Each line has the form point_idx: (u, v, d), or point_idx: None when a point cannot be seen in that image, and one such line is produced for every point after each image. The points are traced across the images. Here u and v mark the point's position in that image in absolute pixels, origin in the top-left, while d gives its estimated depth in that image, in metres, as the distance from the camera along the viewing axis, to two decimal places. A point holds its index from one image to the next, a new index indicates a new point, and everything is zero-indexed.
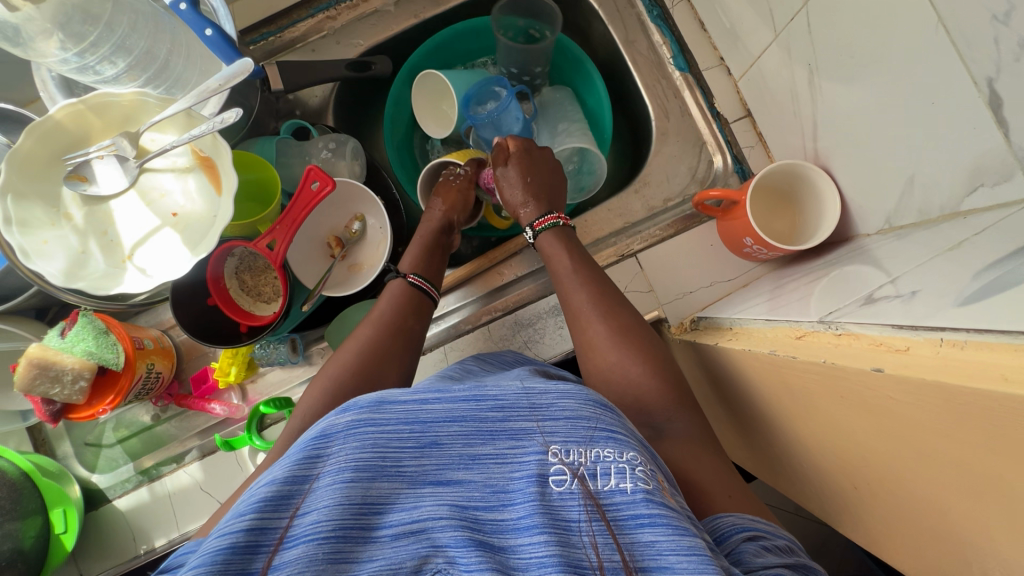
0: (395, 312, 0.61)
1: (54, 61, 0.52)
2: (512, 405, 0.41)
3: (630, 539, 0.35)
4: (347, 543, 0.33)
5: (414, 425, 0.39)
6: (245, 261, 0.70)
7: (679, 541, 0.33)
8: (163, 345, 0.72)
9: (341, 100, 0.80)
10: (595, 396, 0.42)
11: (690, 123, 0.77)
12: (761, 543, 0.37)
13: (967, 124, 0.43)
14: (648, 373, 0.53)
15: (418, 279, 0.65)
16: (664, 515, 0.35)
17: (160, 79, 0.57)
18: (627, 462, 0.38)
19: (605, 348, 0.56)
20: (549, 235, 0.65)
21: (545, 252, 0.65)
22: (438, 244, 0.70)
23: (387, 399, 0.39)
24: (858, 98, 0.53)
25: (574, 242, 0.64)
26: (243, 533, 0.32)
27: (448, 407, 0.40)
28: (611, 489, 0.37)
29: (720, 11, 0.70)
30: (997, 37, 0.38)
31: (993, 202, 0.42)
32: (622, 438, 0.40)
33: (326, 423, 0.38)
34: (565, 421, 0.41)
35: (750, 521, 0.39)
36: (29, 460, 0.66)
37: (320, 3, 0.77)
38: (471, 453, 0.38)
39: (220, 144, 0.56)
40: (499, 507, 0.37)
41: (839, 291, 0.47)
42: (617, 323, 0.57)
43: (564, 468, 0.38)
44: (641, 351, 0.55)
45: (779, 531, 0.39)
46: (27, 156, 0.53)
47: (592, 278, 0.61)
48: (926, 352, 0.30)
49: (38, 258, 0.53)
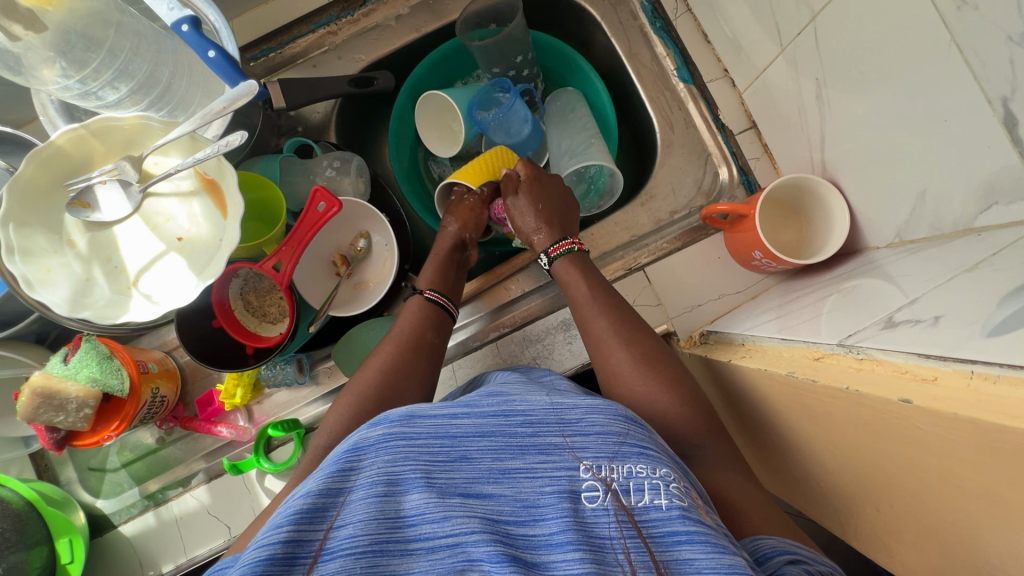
0: (415, 328, 0.61)
1: (55, 87, 0.51)
2: (541, 421, 0.42)
3: (667, 556, 0.35)
4: (384, 556, 0.34)
5: (445, 440, 0.40)
6: (249, 282, 0.68)
7: (719, 560, 0.34)
8: (167, 368, 0.71)
9: (343, 116, 0.79)
10: (624, 412, 0.44)
11: (694, 134, 0.77)
12: (804, 567, 0.38)
13: (980, 142, 0.43)
14: (675, 401, 0.53)
15: (435, 295, 0.65)
16: (701, 532, 0.35)
17: (162, 102, 0.56)
18: (661, 478, 0.39)
19: (630, 375, 0.56)
20: (564, 262, 0.64)
21: (561, 278, 0.64)
22: (452, 261, 0.69)
23: (418, 413, 0.41)
24: (868, 113, 0.53)
25: (589, 267, 0.64)
26: (281, 544, 0.33)
27: (478, 423, 0.41)
28: (646, 505, 0.37)
29: (724, 24, 0.70)
30: (1013, 58, 0.38)
31: (1008, 220, 0.42)
32: (653, 454, 0.41)
33: (358, 436, 0.40)
34: (595, 437, 0.42)
35: (793, 545, 0.40)
36: (33, 489, 0.65)
37: (320, 19, 0.76)
38: (501, 466, 0.39)
39: (224, 166, 0.55)
40: (531, 522, 0.37)
41: (853, 309, 0.47)
42: (639, 349, 0.57)
43: (596, 483, 0.39)
44: (664, 376, 0.55)
45: (822, 559, 0.40)
46: (28, 184, 0.52)
47: (610, 303, 0.61)
48: (956, 383, 0.30)
49: (42, 287, 0.51)
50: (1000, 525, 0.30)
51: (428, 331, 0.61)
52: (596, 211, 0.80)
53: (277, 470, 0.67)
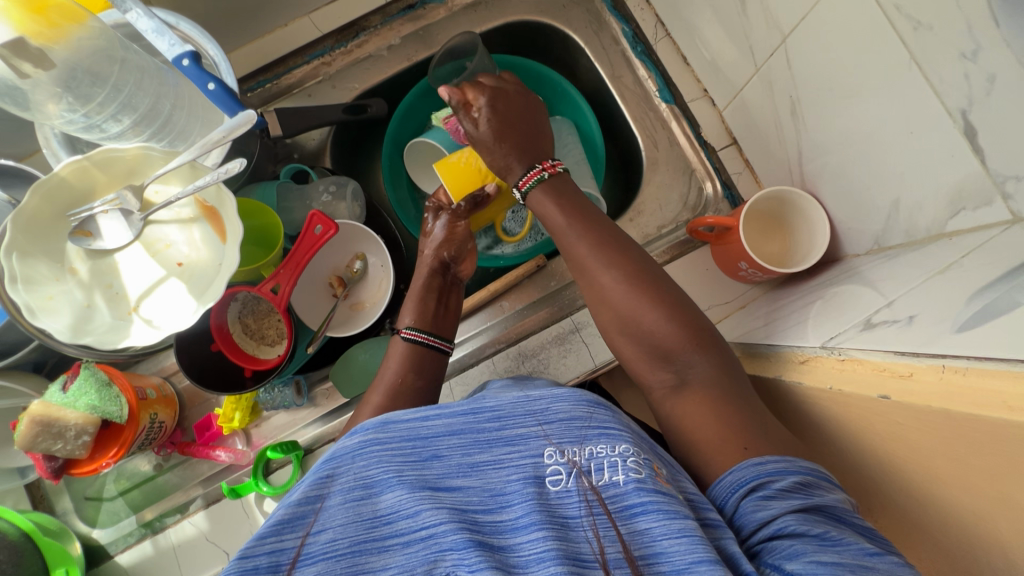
0: (397, 372, 0.61)
1: (59, 121, 0.53)
2: (508, 415, 0.45)
3: (628, 528, 0.39)
4: (363, 555, 0.37)
5: (417, 441, 0.42)
6: (248, 305, 0.69)
7: (670, 526, 0.37)
8: (165, 393, 0.72)
9: (337, 142, 0.81)
10: (588, 397, 0.47)
11: (678, 152, 0.79)
12: (761, 494, 0.41)
13: (945, 152, 0.45)
14: (663, 319, 0.53)
15: (412, 334, 0.64)
16: (654, 502, 0.39)
17: (163, 133, 0.59)
18: (620, 455, 0.42)
19: (618, 296, 0.55)
20: (537, 193, 0.61)
21: (538, 209, 0.61)
22: (432, 287, 0.68)
23: (390, 419, 0.43)
24: (839, 127, 0.56)
25: (562, 189, 0.61)
26: (265, 556, 0.36)
27: (447, 422, 0.44)
28: (606, 482, 0.41)
29: (701, 47, 0.73)
30: (968, 73, 0.41)
31: (977, 224, 0.44)
32: (613, 433, 0.44)
33: (335, 446, 0.42)
34: (560, 422, 0.45)
35: (753, 468, 0.42)
36: (30, 519, 0.65)
37: (314, 50, 0.79)
38: (470, 461, 0.42)
39: (224, 193, 0.57)
40: (498, 509, 0.40)
41: (834, 313, 0.48)
42: (622, 268, 0.56)
43: (559, 467, 0.42)
44: (650, 292, 0.54)
45: (791, 466, 0.42)
46: (31, 215, 0.53)
47: (589, 223, 0.59)
48: (930, 377, 0.32)
49: (44, 314, 0.52)
50: (986, 509, 0.32)
51: (409, 375, 0.61)
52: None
53: (276, 493, 0.67)
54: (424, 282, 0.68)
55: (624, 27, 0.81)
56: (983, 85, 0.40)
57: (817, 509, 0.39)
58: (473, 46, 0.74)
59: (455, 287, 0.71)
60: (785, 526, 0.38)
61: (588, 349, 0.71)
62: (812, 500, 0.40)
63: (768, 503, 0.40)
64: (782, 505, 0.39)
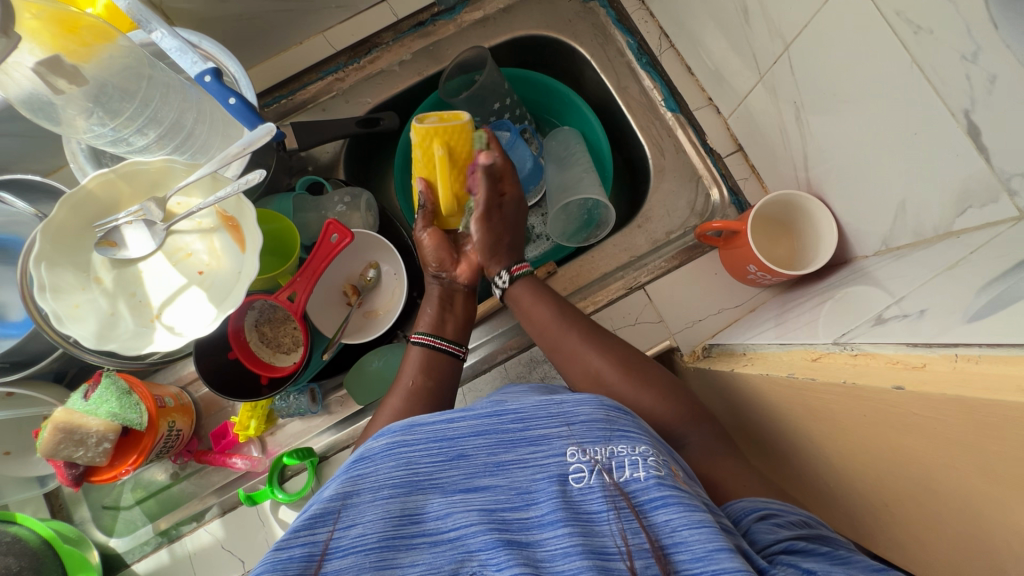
0: (411, 376, 0.62)
1: (87, 135, 0.55)
2: (531, 416, 0.46)
3: (649, 520, 0.39)
4: (391, 551, 0.38)
5: (444, 441, 0.43)
6: (264, 313, 0.71)
7: (690, 516, 0.38)
8: (183, 402, 0.73)
9: (351, 155, 0.83)
10: (606, 401, 0.48)
11: (685, 159, 0.81)
12: (770, 521, 0.42)
13: (949, 151, 0.46)
14: (659, 399, 0.57)
15: (423, 338, 0.65)
16: (674, 495, 0.40)
17: (185, 147, 0.61)
18: (639, 453, 0.43)
19: (609, 383, 0.59)
20: (523, 284, 0.68)
21: (522, 303, 0.67)
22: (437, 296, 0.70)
23: (417, 421, 0.44)
24: (843, 131, 0.57)
25: (542, 287, 0.67)
26: (300, 547, 0.37)
27: (473, 423, 0.45)
28: (628, 478, 0.42)
29: (705, 57, 0.75)
30: (969, 74, 0.42)
31: (983, 221, 0.45)
32: (633, 435, 0.45)
33: (365, 448, 0.44)
34: (582, 424, 0.46)
35: (760, 502, 0.44)
36: (50, 527, 0.65)
37: (328, 67, 0.82)
38: (496, 460, 0.43)
39: (244, 204, 0.58)
40: (525, 506, 0.41)
41: (845, 312, 0.49)
42: (609, 357, 0.60)
43: (582, 464, 0.43)
44: (640, 378, 0.58)
45: (795, 508, 0.44)
46: (60, 227, 0.55)
47: (569, 318, 0.64)
48: (943, 367, 0.33)
49: (71, 321, 0.54)
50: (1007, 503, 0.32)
51: (419, 376, 0.62)
52: (592, 241, 0.81)
53: (292, 500, 0.68)
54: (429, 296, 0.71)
55: (628, 39, 0.83)
56: (984, 85, 0.41)
57: (823, 540, 0.41)
58: (483, 60, 0.76)
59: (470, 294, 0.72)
60: (798, 544, 0.39)
61: None
62: (815, 532, 0.41)
63: (778, 529, 0.41)
64: (791, 531, 0.41)
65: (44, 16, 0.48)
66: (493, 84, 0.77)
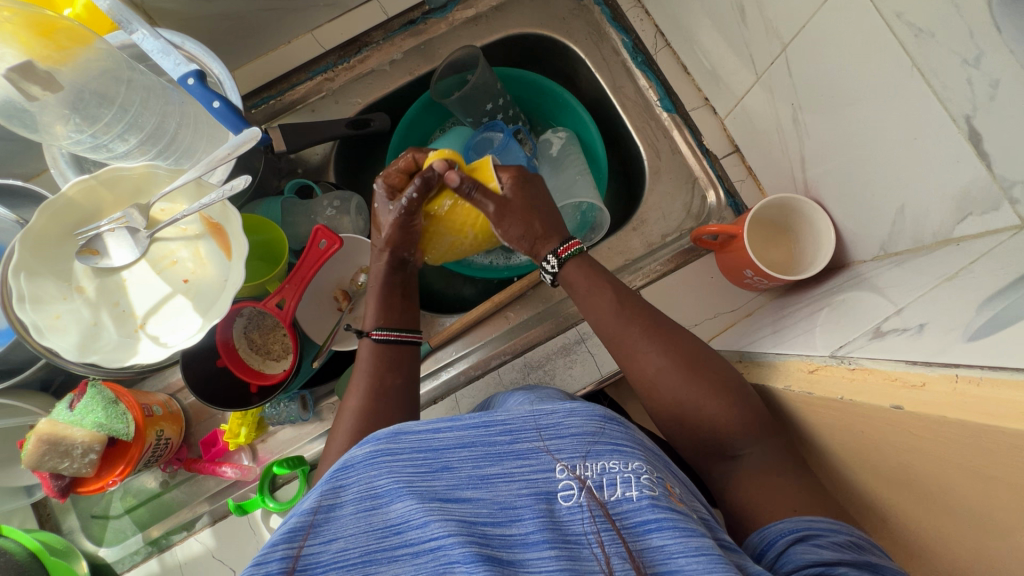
0: (370, 376, 0.60)
1: (67, 142, 0.53)
2: (519, 428, 0.45)
3: (640, 545, 0.38)
4: (371, 565, 0.37)
5: (429, 452, 0.42)
6: (253, 321, 0.70)
7: (687, 544, 0.37)
8: (171, 410, 0.72)
9: (341, 157, 0.82)
10: (600, 412, 0.48)
11: (680, 160, 0.79)
12: (809, 542, 0.42)
13: (949, 158, 0.45)
14: (725, 407, 0.52)
15: (384, 334, 0.63)
16: (668, 519, 0.39)
17: (169, 152, 0.59)
18: (633, 471, 0.43)
19: (671, 383, 0.55)
20: (574, 264, 0.62)
21: (580, 287, 0.61)
22: (394, 285, 0.66)
23: (403, 429, 0.43)
24: (841, 133, 0.56)
25: (604, 272, 0.62)
26: (274, 560, 0.36)
27: (459, 435, 0.44)
28: (619, 498, 0.41)
29: (700, 55, 0.74)
30: (970, 79, 0.41)
31: (984, 229, 0.44)
32: (625, 450, 0.45)
33: (347, 455, 0.43)
34: (571, 438, 0.45)
35: (804, 522, 0.43)
36: (37, 538, 0.65)
37: (317, 67, 0.80)
38: (481, 473, 0.42)
39: (229, 210, 0.57)
40: (508, 523, 0.40)
41: (842, 320, 0.48)
42: (676, 353, 0.56)
43: (570, 482, 0.42)
44: (709, 377, 0.54)
45: (842, 528, 0.43)
46: (40, 235, 0.53)
47: (636, 312, 0.59)
48: (943, 387, 0.32)
49: (52, 332, 0.53)
50: (1017, 521, 0.31)
51: (387, 374, 0.61)
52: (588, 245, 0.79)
53: (283, 509, 0.67)
54: (383, 279, 0.66)
55: (624, 37, 0.82)
56: (986, 90, 0.40)
57: (870, 567, 0.39)
58: (474, 59, 0.74)
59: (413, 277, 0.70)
60: (837, 570, 0.39)
61: (594, 358, 0.71)
62: (863, 557, 0.40)
63: (819, 549, 0.41)
64: (832, 553, 0.40)
65: (17, 19, 0.47)
66: (482, 85, 0.75)
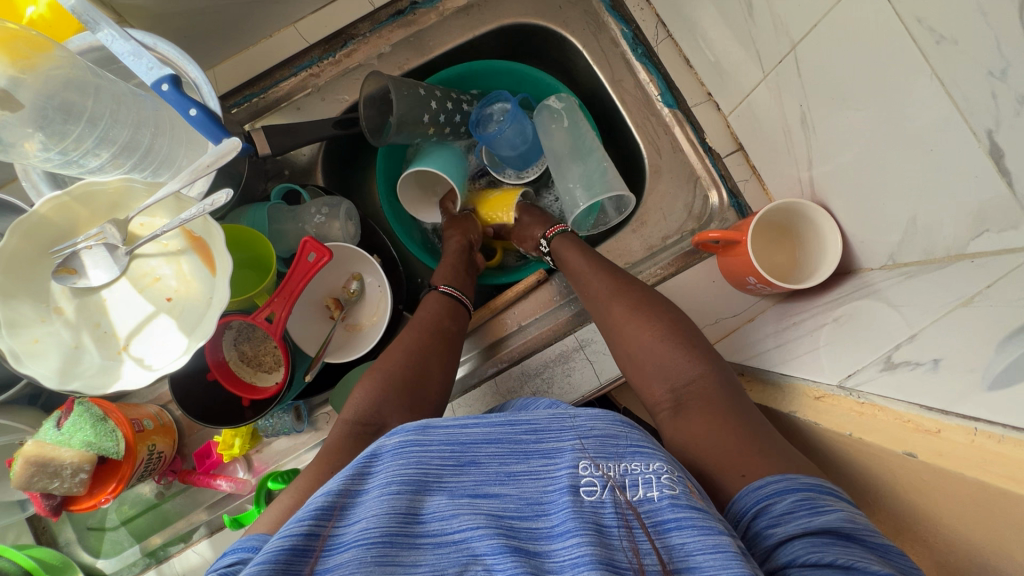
0: (434, 316, 0.66)
1: (36, 160, 0.50)
2: (545, 428, 0.44)
3: (664, 542, 0.37)
4: (393, 548, 0.35)
5: (456, 446, 0.41)
6: (242, 333, 0.68)
7: (705, 541, 0.36)
8: (163, 422, 0.70)
9: (329, 157, 0.79)
10: (620, 418, 0.46)
11: (681, 158, 0.76)
12: (763, 519, 0.40)
13: (968, 172, 0.42)
14: (659, 335, 0.59)
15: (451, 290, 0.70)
16: (689, 517, 0.38)
17: (145, 163, 0.56)
18: (654, 472, 0.41)
19: (625, 325, 0.61)
20: (560, 241, 0.72)
21: (561, 255, 0.71)
22: (462, 263, 0.75)
23: (432, 422, 0.42)
24: (854, 136, 0.53)
25: (578, 241, 0.72)
26: (301, 536, 0.35)
27: (486, 430, 0.42)
28: (641, 498, 0.40)
29: (704, 47, 0.70)
30: (994, 92, 0.38)
31: (1001, 247, 0.42)
32: (647, 450, 0.43)
33: (377, 443, 0.42)
34: (596, 439, 0.43)
35: (754, 492, 0.42)
36: (30, 557, 0.64)
37: (301, 62, 0.76)
38: (507, 470, 0.41)
39: (211, 225, 0.55)
40: (535, 517, 0.39)
41: (849, 341, 0.46)
42: (627, 300, 0.62)
43: (595, 479, 0.41)
44: (668, 319, 0.60)
45: (791, 483, 0.41)
46: (13, 255, 0.51)
47: (609, 269, 0.66)
48: (960, 437, 0.32)
49: (30, 359, 0.51)
50: None
51: (447, 321, 0.67)
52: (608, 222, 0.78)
53: None
54: (454, 255, 0.76)
55: (623, 28, 0.78)
56: (1012, 105, 0.37)
57: (827, 531, 0.38)
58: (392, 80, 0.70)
59: (472, 269, 0.77)
60: (791, 548, 0.38)
61: (593, 365, 0.69)
62: (813, 521, 0.38)
63: (773, 528, 0.39)
64: (785, 530, 0.39)
65: None
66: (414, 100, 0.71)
